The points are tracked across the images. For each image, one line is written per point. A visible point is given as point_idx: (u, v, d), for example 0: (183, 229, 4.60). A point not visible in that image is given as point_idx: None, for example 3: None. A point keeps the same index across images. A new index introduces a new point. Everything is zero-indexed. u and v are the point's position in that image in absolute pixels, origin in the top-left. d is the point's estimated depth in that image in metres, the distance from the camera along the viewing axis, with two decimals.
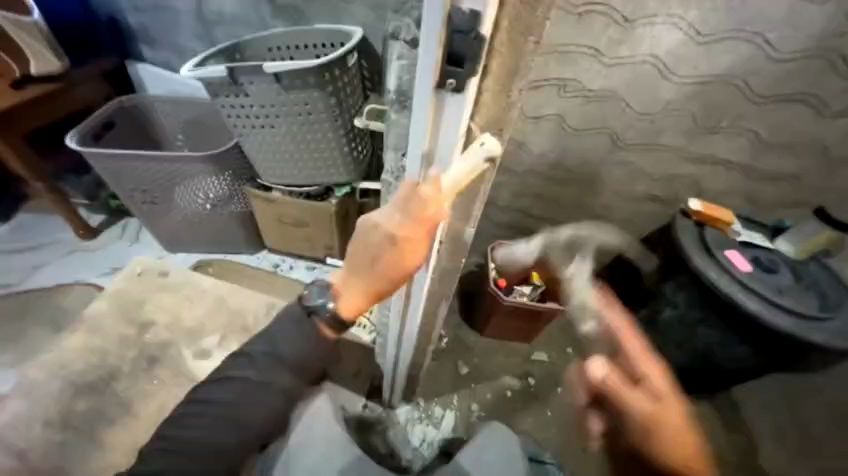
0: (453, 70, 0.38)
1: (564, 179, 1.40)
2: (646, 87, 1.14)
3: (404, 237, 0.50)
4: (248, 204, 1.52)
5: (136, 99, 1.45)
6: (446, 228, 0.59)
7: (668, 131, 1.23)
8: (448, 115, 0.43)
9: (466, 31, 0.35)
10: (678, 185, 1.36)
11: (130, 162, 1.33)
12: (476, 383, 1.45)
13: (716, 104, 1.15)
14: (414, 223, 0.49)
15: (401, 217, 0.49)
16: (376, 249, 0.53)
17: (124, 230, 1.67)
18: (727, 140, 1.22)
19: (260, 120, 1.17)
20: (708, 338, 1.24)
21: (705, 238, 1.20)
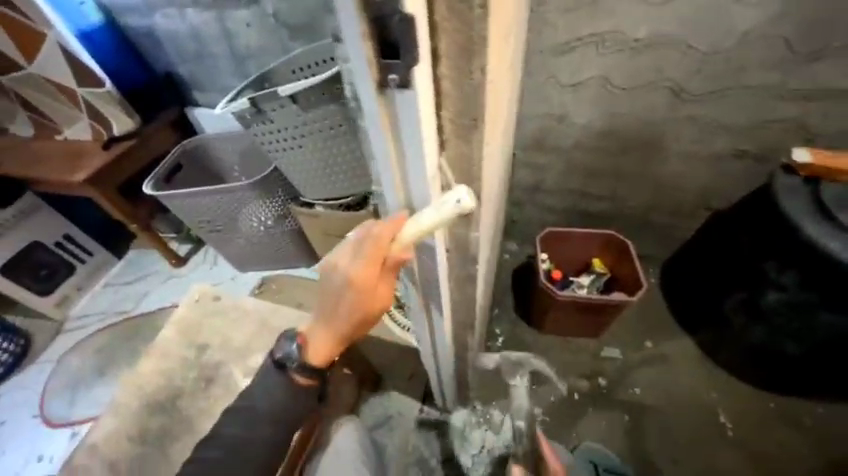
0: (391, 64, 0.32)
1: (619, 149, 1.21)
2: (712, 20, 0.92)
3: (357, 281, 0.47)
4: (297, 221, 1.61)
5: (196, 141, 1.64)
6: (446, 237, 0.53)
7: (753, 68, 0.97)
8: (403, 116, 0.37)
9: (389, 14, 0.29)
10: (775, 133, 1.07)
11: (196, 198, 1.50)
12: (537, 384, 1.32)
13: (819, 20, 0.88)
14: (370, 263, 0.46)
15: (356, 259, 0.47)
16: (336, 296, 0.51)
17: (205, 256, 1.92)
18: (844, 65, 0.93)
19: (289, 142, 1.22)
20: (831, 326, 0.99)
21: (821, 198, 0.92)
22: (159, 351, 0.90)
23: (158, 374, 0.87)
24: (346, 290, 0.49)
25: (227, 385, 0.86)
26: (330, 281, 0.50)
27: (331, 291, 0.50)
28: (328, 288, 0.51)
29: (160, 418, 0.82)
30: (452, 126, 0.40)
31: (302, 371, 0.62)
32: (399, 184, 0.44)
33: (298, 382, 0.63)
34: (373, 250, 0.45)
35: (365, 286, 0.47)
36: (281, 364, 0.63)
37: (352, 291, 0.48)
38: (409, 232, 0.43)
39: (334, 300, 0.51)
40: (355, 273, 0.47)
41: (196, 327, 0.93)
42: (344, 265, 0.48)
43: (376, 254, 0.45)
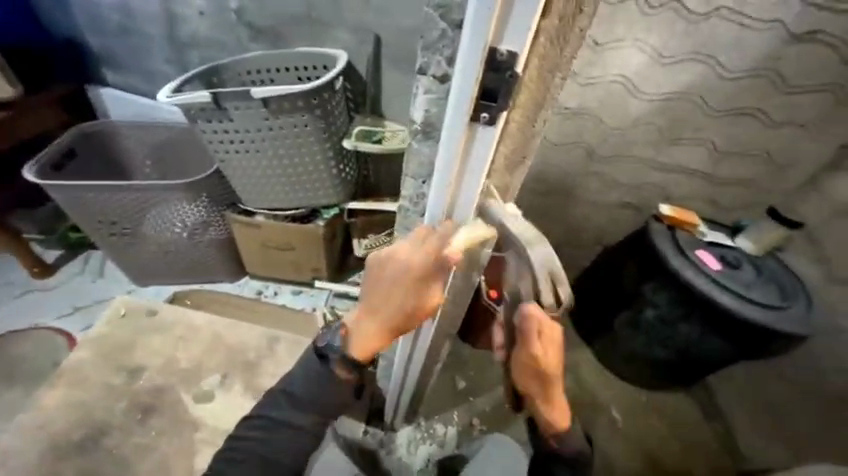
0: (487, 105, 0.40)
1: (546, 190, 1.42)
2: (617, 104, 1.19)
3: (411, 268, 0.51)
4: (227, 229, 1.41)
5: (99, 125, 1.37)
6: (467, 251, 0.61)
7: (638, 143, 1.26)
8: (478, 145, 0.45)
9: (501, 70, 0.38)
10: (647, 193, 1.37)
11: (96, 193, 1.24)
12: (475, 397, 1.43)
13: (679, 118, 1.19)
14: (427, 253, 0.50)
15: (413, 249, 0.51)
16: (385, 286, 0.54)
17: (85, 264, 1.53)
18: (687, 151, 1.25)
19: (244, 145, 1.15)
20: (687, 335, 1.25)
21: (677, 240, 1.21)
22: (72, 369, 0.83)
23: (76, 410, 0.79)
24: (398, 279, 0.52)
25: (173, 413, 0.80)
26: (382, 271, 0.54)
27: (381, 282, 0.54)
28: (378, 278, 0.54)
29: (77, 462, 0.73)
30: (505, 158, 0.49)
31: (340, 363, 0.62)
32: (449, 200, 0.51)
33: (338, 375, 0.63)
34: (431, 242, 0.51)
35: (419, 275, 0.51)
36: (324, 354, 0.63)
37: (405, 280, 0.52)
38: (464, 235, 0.50)
39: (384, 291, 0.54)
40: (412, 261, 0.51)
41: (125, 346, 0.87)
42: (399, 254, 0.52)
43: (434, 246, 0.50)
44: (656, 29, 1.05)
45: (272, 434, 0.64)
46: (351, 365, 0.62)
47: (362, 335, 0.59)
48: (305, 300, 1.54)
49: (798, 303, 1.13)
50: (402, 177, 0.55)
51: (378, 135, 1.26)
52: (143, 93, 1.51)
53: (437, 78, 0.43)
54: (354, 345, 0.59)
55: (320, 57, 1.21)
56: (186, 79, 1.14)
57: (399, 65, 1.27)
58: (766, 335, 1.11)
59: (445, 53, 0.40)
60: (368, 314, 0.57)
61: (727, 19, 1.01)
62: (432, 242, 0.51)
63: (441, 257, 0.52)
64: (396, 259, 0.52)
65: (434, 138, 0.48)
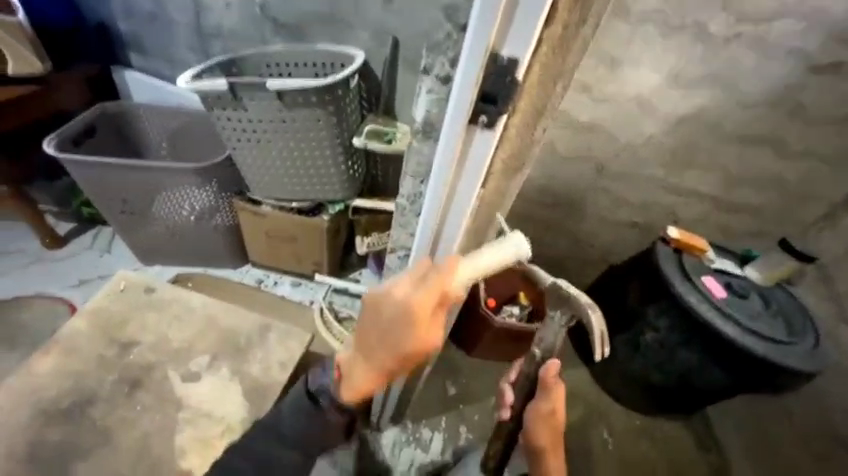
0: (486, 108, 0.40)
1: (553, 203, 1.40)
2: (631, 122, 1.17)
3: (412, 314, 0.48)
4: (234, 216, 1.44)
5: (122, 105, 1.42)
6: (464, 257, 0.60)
7: (649, 163, 1.24)
8: (476, 148, 0.45)
9: (502, 75, 0.38)
10: (655, 213, 1.35)
11: (111, 171, 1.28)
12: (465, 404, 1.39)
13: (692, 140, 1.17)
14: (429, 298, 0.48)
15: (414, 293, 0.48)
16: (387, 331, 0.51)
17: (95, 239, 1.57)
18: (699, 175, 1.23)
19: (256, 134, 1.17)
20: (688, 361, 1.21)
21: (683, 264, 1.19)
22: (66, 338, 0.85)
23: (67, 379, 0.80)
24: (397, 323, 0.49)
25: (159, 391, 0.81)
26: (380, 313, 0.51)
27: (384, 327, 0.51)
28: (374, 319, 0.52)
29: (63, 429, 0.75)
30: (502, 162, 0.49)
31: (338, 401, 0.61)
32: (445, 200, 0.51)
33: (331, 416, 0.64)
34: (433, 286, 0.48)
35: (419, 321, 0.49)
36: (319, 397, 0.64)
37: (403, 325, 0.49)
38: (464, 277, 0.50)
39: (380, 332, 0.51)
40: (411, 306, 0.48)
41: (120, 321, 0.88)
42: (399, 296, 0.49)
43: (435, 290, 0.48)
44: (674, 49, 1.04)
45: None
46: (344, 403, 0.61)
47: (361, 375, 0.56)
48: (305, 292, 1.55)
49: (805, 341, 1.09)
50: (401, 176, 0.56)
51: (390, 136, 1.27)
52: (164, 77, 1.55)
53: (440, 79, 0.43)
54: (347, 385, 0.58)
55: (338, 55, 1.22)
56: (205, 67, 1.17)
57: (415, 67, 1.28)
58: (767, 370, 1.08)
59: (448, 55, 0.41)
60: (363, 355, 0.54)
61: (747, 44, 1.00)
62: (437, 285, 0.48)
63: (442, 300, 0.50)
64: (393, 303, 0.49)
65: (433, 138, 0.48)
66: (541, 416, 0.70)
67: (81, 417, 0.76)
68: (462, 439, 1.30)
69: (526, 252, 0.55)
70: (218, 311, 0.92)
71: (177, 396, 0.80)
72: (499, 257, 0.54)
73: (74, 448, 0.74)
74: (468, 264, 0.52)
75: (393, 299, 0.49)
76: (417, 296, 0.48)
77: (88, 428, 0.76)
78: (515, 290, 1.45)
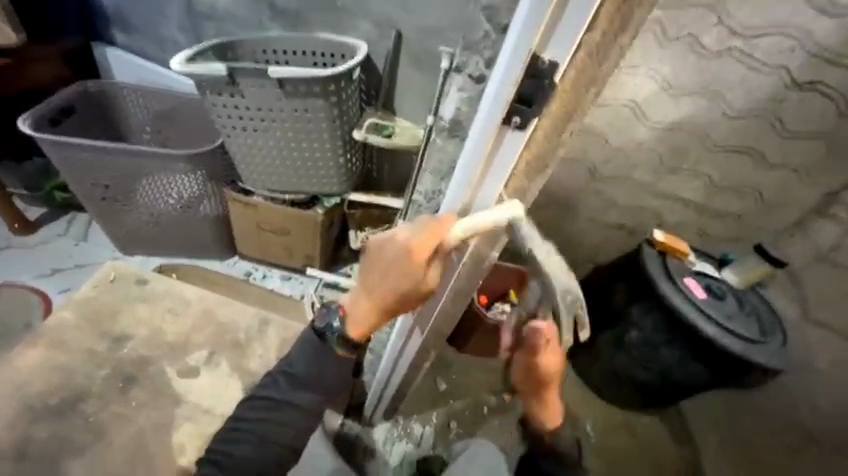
0: (521, 110, 0.41)
1: (546, 204, 1.43)
2: (625, 129, 1.21)
3: (409, 255, 0.50)
4: (224, 206, 1.39)
5: (103, 84, 1.34)
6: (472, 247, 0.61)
7: (640, 168, 1.29)
8: (505, 146, 0.45)
9: (541, 78, 0.38)
10: (643, 217, 1.40)
11: (94, 154, 1.21)
12: (454, 399, 1.41)
13: (681, 148, 1.22)
14: (426, 239, 0.50)
15: (413, 233, 0.51)
16: (387, 268, 0.53)
17: (69, 226, 1.48)
18: (686, 181, 1.28)
19: (253, 123, 1.14)
20: (669, 358, 1.27)
21: (669, 267, 1.24)
22: (52, 330, 0.80)
23: (54, 374, 0.76)
24: (395, 263, 0.52)
25: (154, 387, 0.78)
26: (382, 253, 0.54)
27: (385, 266, 0.53)
28: (375, 258, 0.55)
29: (51, 426, 0.71)
30: (527, 163, 0.50)
31: (339, 342, 0.66)
32: (468, 198, 0.51)
33: (338, 354, 0.67)
34: (432, 228, 0.50)
35: (416, 260, 0.50)
36: (322, 333, 0.66)
37: (401, 265, 0.51)
38: (463, 228, 0.49)
39: (380, 272, 0.54)
40: (410, 244, 0.50)
41: (109, 313, 0.84)
42: (401, 237, 0.52)
43: (434, 233, 0.50)
44: (670, 59, 1.08)
45: (268, 414, 0.63)
46: (347, 344, 0.65)
47: (360, 314, 0.59)
48: (295, 285, 1.52)
49: (776, 340, 1.17)
50: (421, 172, 0.56)
51: (389, 131, 1.26)
52: (149, 57, 1.47)
53: (473, 78, 0.43)
54: (348, 324, 0.61)
55: (340, 46, 1.19)
56: (200, 49, 1.12)
57: (416, 63, 1.27)
58: (742, 367, 1.15)
59: (485, 55, 0.41)
60: (364, 294, 0.58)
61: (737, 59, 1.05)
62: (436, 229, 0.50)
63: (440, 245, 0.51)
64: (396, 244, 0.52)
65: (459, 136, 0.48)
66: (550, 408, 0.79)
67: (70, 414, 0.73)
68: (452, 434, 1.33)
69: (519, 216, 0.51)
70: (213, 305, 0.89)
71: (173, 392, 0.77)
72: (494, 216, 0.50)
73: (64, 446, 0.70)
74: (469, 219, 0.50)
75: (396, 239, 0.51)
76: (417, 237, 0.50)
77: (79, 426, 0.72)
78: None
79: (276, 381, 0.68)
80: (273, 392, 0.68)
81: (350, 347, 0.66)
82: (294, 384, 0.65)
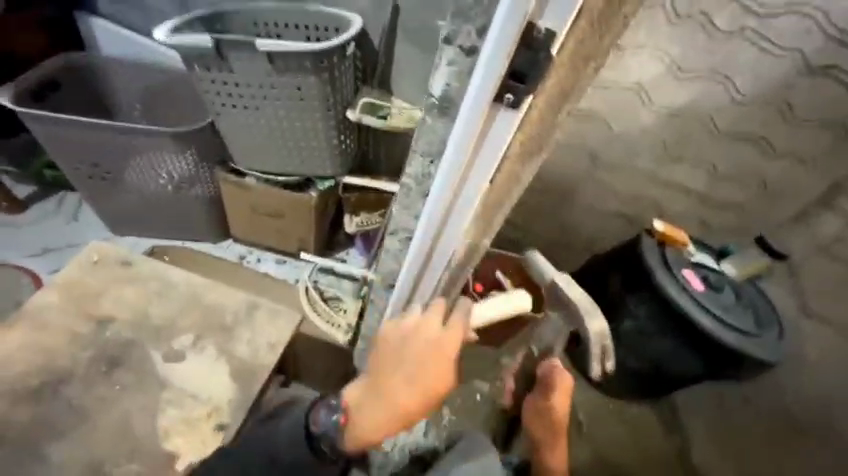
0: (514, 86, 0.38)
1: (544, 191, 1.40)
2: (628, 113, 1.17)
3: (418, 346, 0.60)
4: (215, 186, 1.35)
5: (88, 58, 1.29)
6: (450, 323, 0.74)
7: (643, 154, 1.24)
8: (497, 126, 0.42)
9: (537, 49, 0.36)
10: (644, 205, 1.36)
11: (79, 131, 1.18)
12: None
13: (685, 135, 1.17)
14: (427, 340, 0.61)
15: (415, 331, 0.61)
16: (394, 367, 0.62)
17: (60, 205, 1.46)
18: (689, 169, 1.24)
19: (244, 100, 1.10)
20: (663, 348, 1.27)
21: (667, 257, 1.21)
22: (34, 311, 0.79)
23: (38, 355, 0.76)
24: (403, 356, 0.61)
25: (137, 370, 0.77)
26: (388, 350, 0.63)
27: (393, 364, 0.62)
28: (389, 355, 0.63)
29: (35, 407, 0.72)
30: (521, 144, 0.47)
31: (349, 443, 0.68)
32: (457, 181, 0.49)
33: (347, 443, 0.69)
34: (427, 329, 0.61)
35: (423, 352, 0.60)
36: (323, 439, 0.72)
37: (422, 364, 0.60)
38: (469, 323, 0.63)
39: (399, 370, 0.62)
40: (415, 340, 0.61)
41: (92, 294, 0.83)
42: (401, 335, 0.62)
43: (450, 340, 0.62)
44: (678, 40, 1.03)
45: None
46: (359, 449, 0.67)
47: (371, 419, 0.65)
48: (290, 270, 1.49)
49: (770, 333, 1.16)
50: (409, 153, 0.53)
51: (385, 112, 1.21)
52: (135, 29, 1.42)
53: (464, 49, 0.40)
54: (358, 432, 0.66)
55: (334, 19, 1.13)
56: (186, 21, 1.07)
57: (413, 40, 1.21)
58: (736, 359, 1.15)
59: (477, 24, 0.38)
60: (371, 401, 0.65)
61: (749, 41, 1.00)
62: (435, 334, 0.61)
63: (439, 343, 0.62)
64: (400, 338, 0.62)
65: (449, 115, 0.45)
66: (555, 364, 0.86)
67: (54, 396, 0.73)
68: (445, 419, 1.33)
69: None
70: (200, 288, 0.87)
71: (157, 377, 0.77)
72: (487, 276, 0.60)
73: (46, 428, 0.70)
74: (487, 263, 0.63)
75: (399, 333, 0.62)
76: (421, 336, 0.61)
77: (62, 407, 0.72)
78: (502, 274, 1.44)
79: None
80: None
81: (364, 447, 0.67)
82: None
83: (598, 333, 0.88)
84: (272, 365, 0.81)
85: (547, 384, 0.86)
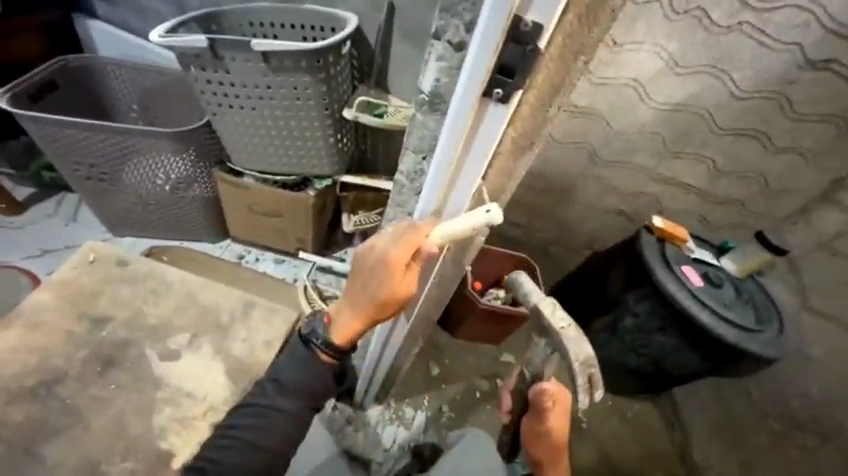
0: (503, 80, 0.38)
1: (542, 188, 1.40)
2: (625, 109, 1.16)
3: (387, 260, 0.52)
4: (213, 186, 1.36)
5: (85, 59, 1.29)
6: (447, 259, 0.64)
7: (641, 151, 1.23)
8: (487, 121, 0.42)
9: (524, 42, 0.35)
10: (643, 202, 1.35)
11: (76, 132, 1.18)
12: (447, 384, 1.40)
13: (684, 131, 1.17)
14: (404, 246, 0.51)
15: (392, 241, 0.53)
16: (367, 274, 0.56)
17: (59, 206, 1.47)
18: (688, 165, 1.23)
19: (240, 100, 1.10)
20: (663, 345, 1.26)
21: (666, 254, 1.21)
22: (29, 311, 0.79)
23: (33, 356, 0.76)
24: (376, 269, 0.54)
25: (133, 370, 0.77)
26: (363, 262, 0.56)
27: (367, 274, 0.55)
28: (357, 267, 0.58)
29: (31, 408, 0.72)
30: (513, 140, 0.47)
31: (323, 349, 0.63)
32: (449, 178, 0.49)
33: (320, 359, 0.64)
34: (409, 235, 0.52)
35: (394, 266, 0.52)
36: (306, 340, 0.64)
37: (380, 274, 0.53)
38: (442, 234, 0.50)
39: (362, 280, 0.56)
40: (388, 252, 0.52)
41: (88, 295, 0.83)
42: (380, 246, 0.54)
43: (412, 239, 0.51)
44: (676, 35, 1.02)
45: (260, 420, 0.63)
46: (331, 351, 0.63)
47: (346, 318, 0.61)
48: (288, 269, 1.50)
49: (771, 329, 1.15)
50: (402, 151, 0.52)
51: (382, 110, 1.21)
52: (132, 30, 1.42)
53: (453, 44, 0.39)
54: (333, 331, 0.62)
55: (330, 19, 1.13)
56: (182, 21, 1.07)
57: (409, 37, 1.21)
58: (736, 356, 1.14)
59: (465, 18, 0.38)
60: (349, 301, 0.60)
61: (747, 35, 0.99)
62: (413, 236, 0.51)
63: (418, 251, 0.52)
64: (376, 250, 0.54)
65: (440, 111, 0.45)
66: (544, 388, 0.72)
67: (49, 396, 0.73)
68: (444, 417, 1.33)
69: (497, 218, 0.48)
70: (197, 288, 0.88)
71: (153, 377, 0.77)
72: (469, 220, 0.49)
73: (42, 429, 0.70)
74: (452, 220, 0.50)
75: (377, 247, 0.53)
76: (395, 245, 0.52)
77: (58, 407, 0.72)
78: (500, 273, 1.44)
79: (261, 386, 0.65)
80: (258, 397, 0.64)
81: (335, 353, 0.64)
82: (279, 383, 0.64)
83: (583, 362, 0.64)
84: (269, 364, 0.81)
85: (540, 409, 0.73)
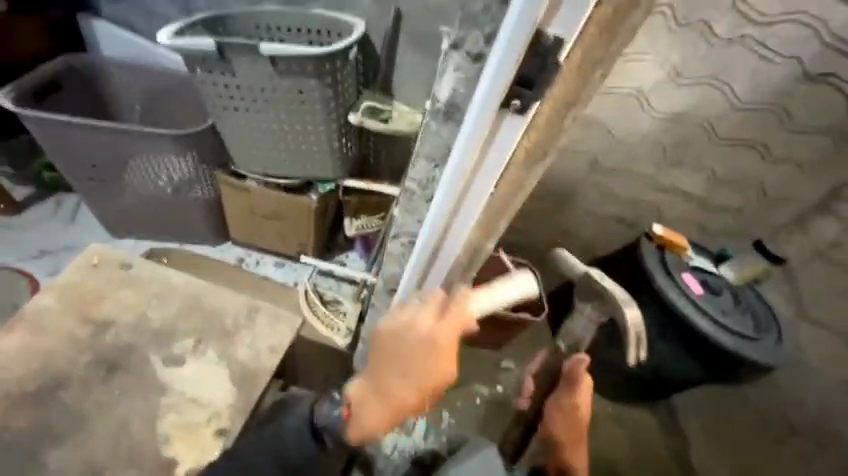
0: (521, 92, 0.38)
1: (544, 195, 1.40)
2: (627, 118, 1.17)
3: (429, 341, 0.56)
4: (216, 189, 1.35)
5: (89, 59, 1.29)
6: None
7: (643, 159, 1.24)
8: (503, 131, 0.42)
9: (545, 56, 0.36)
10: (644, 209, 1.35)
11: (79, 132, 1.17)
12: (447, 389, 1.40)
13: (686, 140, 1.18)
14: (444, 325, 0.57)
15: (430, 321, 0.57)
16: (403, 357, 0.58)
17: (58, 206, 1.45)
18: (688, 174, 1.24)
19: (245, 103, 1.10)
20: (663, 353, 1.26)
21: (667, 262, 1.21)
22: (32, 314, 0.79)
23: (35, 360, 0.75)
24: (416, 350, 0.57)
25: (137, 374, 0.76)
26: (396, 345, 0.58)
27: (403, 358, 0.57)
28: (384, 348, 0.59)
29: (33, 413, 0.71)
30: (527, 150, 0.47)
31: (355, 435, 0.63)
32: (463, 186, 0.49)
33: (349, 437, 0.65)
34: (444, 312, 0.58)
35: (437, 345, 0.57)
36: (326, 430, 0.66)
37: (422, 352, 0.57)
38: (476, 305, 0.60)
39: (396, 360, 0.58)
40: (429, 332, 0.56)
41: (91, 298, 0.82)
42: (415, 328, 0.57)
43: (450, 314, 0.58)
44: (678, 46, 1.04)
45: None
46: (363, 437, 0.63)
47: (378, 406, 0.60)
48: (289, 273, 1.48)
49: (770, 337, 1.16)
50: (414, 158, 0.53)
51: (386, 115, 1.21)
52: (135, 31, 1.42)
53: (472, 55, 0.40)
54: (364, 420, 0.61)
55: (336, 25, 1.14)
56: (190, 24, 1.07)
57: (415, 43, 1.22)
58: (737, 364, 1.15)
59: (485, 30, 0.38)
60: (378, 387, 0.60)
61: (747, 47, 1.01)
62: (451, 313, 0.58)
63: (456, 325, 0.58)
64: (410, 333, 0.57)
65: (455, 120, 0.45)
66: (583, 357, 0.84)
67: (52, 401, 0.72)
68: (444, 423, 1.32)
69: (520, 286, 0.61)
70: (200, 292, 0.87)
71: (156, 382, 0.76)
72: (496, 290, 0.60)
73: (44, 434, 0.69)
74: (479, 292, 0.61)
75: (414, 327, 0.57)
76: (435, 325, 0.57)
77: (60, 412, 0.71)
78: None
79: None
80: None
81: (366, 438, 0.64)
82: None
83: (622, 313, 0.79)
84: (272, 369, 0.81)
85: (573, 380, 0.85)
